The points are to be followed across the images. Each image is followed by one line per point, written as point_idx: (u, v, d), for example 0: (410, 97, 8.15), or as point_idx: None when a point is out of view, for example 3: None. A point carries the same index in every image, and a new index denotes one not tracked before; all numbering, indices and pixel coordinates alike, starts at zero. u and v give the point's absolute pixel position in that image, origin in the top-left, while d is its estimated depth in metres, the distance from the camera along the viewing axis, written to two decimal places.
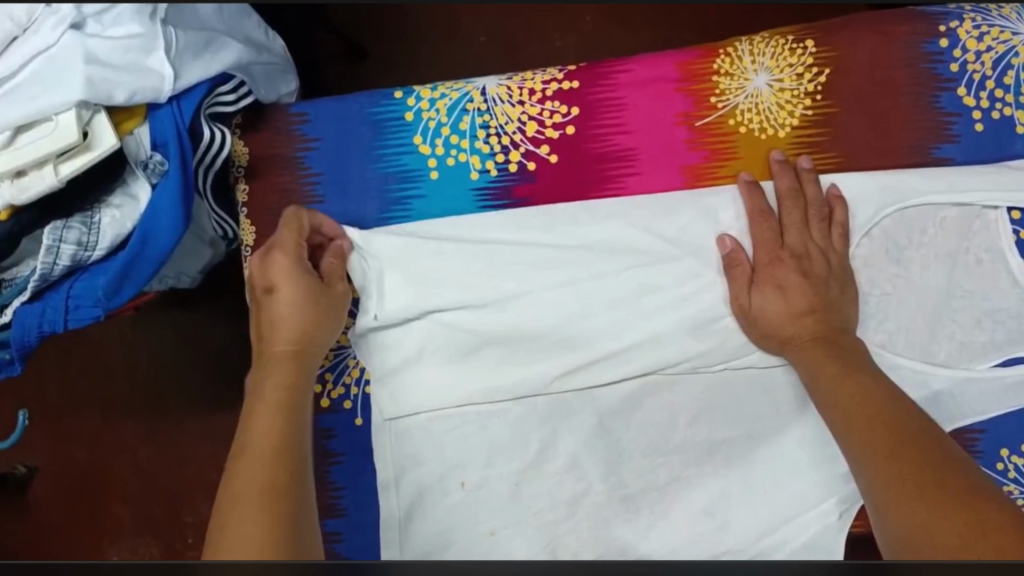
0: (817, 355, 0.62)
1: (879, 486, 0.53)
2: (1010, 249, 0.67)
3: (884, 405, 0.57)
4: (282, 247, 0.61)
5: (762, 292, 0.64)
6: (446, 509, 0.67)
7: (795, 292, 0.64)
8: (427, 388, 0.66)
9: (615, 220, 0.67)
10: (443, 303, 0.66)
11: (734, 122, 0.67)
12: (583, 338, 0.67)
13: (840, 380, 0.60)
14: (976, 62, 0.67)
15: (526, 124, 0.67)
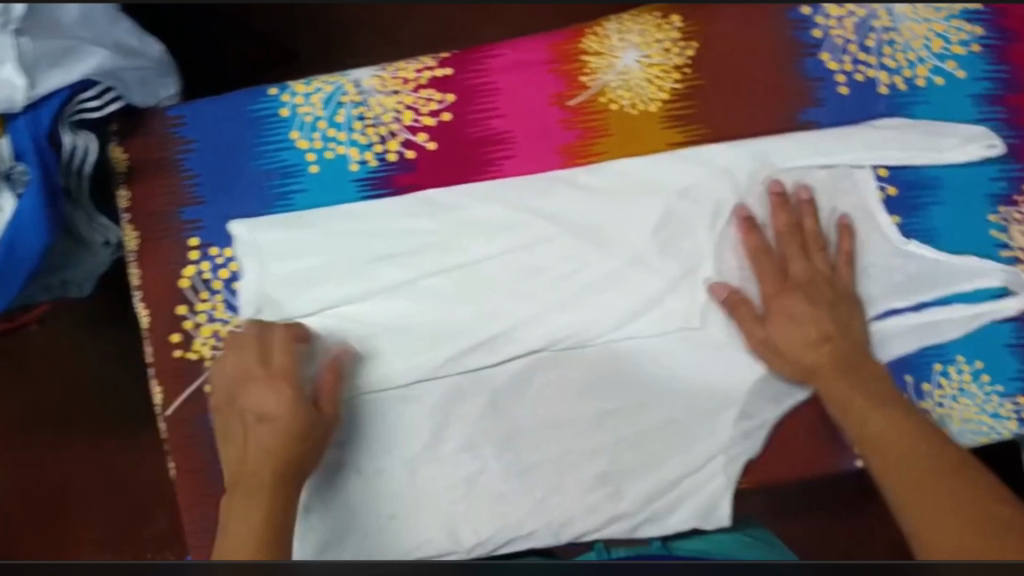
0: (874, 412, 0.65)
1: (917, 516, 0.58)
2: (877, 206, 0.69)
3: (913, 437, 0.63)
4: (280, 380, 0.65)
5: (777, 325, 0.67)
6: (346, 497, 0.68)
7: (834, 348, 0.67)
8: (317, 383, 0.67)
9: (488, 203, 0.67)
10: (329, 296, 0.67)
11: (605, 100, 0.68)
12: (471, 321, 0.68)
13: (879, 431, 0.64)
14: (837, 27, 0.69)
15: (403, 113, 0.68)
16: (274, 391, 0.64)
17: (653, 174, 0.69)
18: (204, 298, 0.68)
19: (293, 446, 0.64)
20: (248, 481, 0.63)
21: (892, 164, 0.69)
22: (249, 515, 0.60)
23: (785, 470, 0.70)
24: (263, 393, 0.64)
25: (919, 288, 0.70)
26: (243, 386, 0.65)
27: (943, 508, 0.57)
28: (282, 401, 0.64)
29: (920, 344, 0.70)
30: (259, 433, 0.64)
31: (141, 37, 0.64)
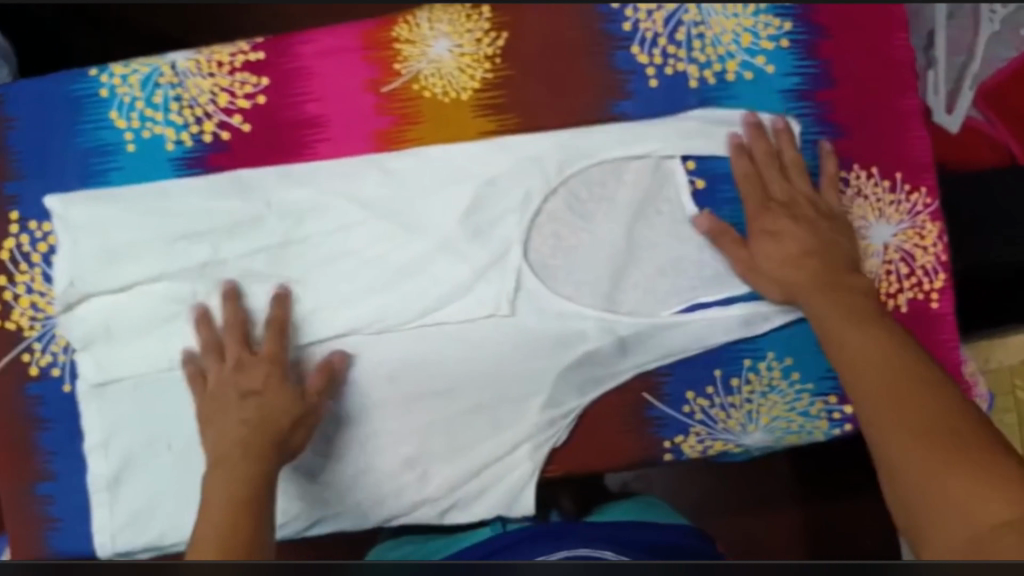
0: (798, 275, 0.67)
1: (881, 437, 0.57)
2: (687, 198, 0.70)
3: (885, 352, 0.61)
4: (285, 379, 0.68)
5: (759, 245, 0.68)
6: (152, 474, 0.69)
7: (802, 242, 0.68)
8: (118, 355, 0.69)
9: (299, 187, 0.69)
10: (139, 273, 0.69)
11: (417, 88, 0.70)
12: (278, 300, 0.70)
13: (845, 338, 0.63)
14: (647, 21, 0.70)
15: (218, 95, 0.70)
16: (275, 388, 0.68)
17: (462, 161, 0.70)
18: (23, 270, 0.70)
19: (286, 433, 0.67)
20: (239, 462, 0.65)
21: (699, 155, 0.70)
22: (231, 488, 0.64)
23: (590, 459, 0.70)
24: (264, 381, 0.68)
25: (725, 281, 0.70)
26: (232, 373, 0.68)
27: (906, 419, 0.57)
28: (289, 397, 0.68)
29: (729, 338, 0.69)
30: (239, 410, 0.67)
31: None
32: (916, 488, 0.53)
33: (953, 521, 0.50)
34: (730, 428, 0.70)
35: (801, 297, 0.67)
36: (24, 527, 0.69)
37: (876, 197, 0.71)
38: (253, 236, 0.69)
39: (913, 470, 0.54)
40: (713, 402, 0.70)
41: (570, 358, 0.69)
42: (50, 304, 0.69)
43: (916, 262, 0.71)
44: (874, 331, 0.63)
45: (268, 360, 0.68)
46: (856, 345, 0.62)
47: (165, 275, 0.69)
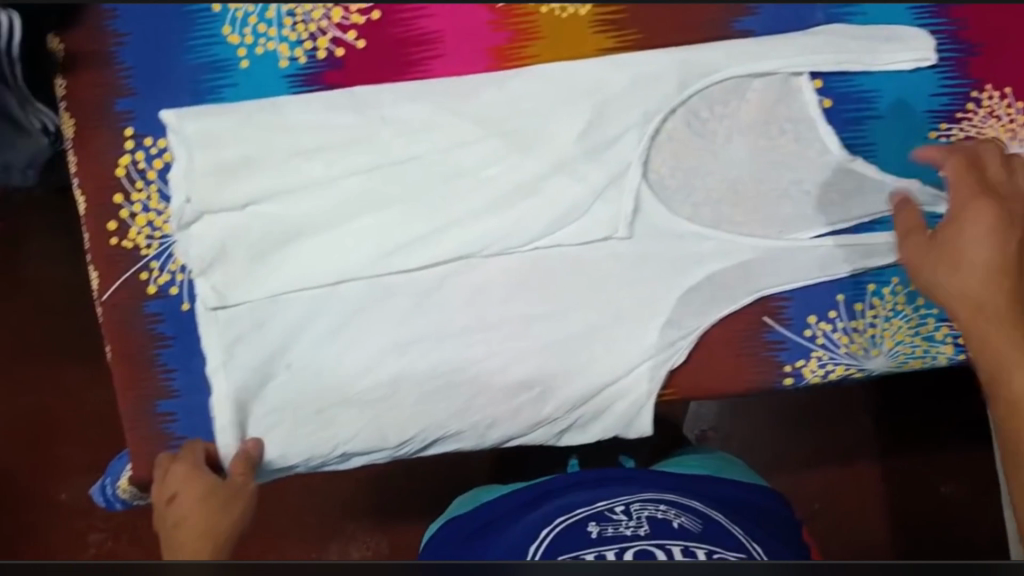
0: (985, 289, 0.63)
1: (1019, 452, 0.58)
2: (819, 118, 0.68)
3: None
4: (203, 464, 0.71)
5: (970, 228, 0.64)
6: (276, 389, 0.71)
7: (1004, 248, 0.63)
8: (236, 278, 0.69)
9: (417, 101, 0.68)
10: (256, 192, 0.68)
11: (535, 3, 0.68)
12: (389, 221, 0.69)
13: (1010, 359, 0.60)
14: None
15: (332, 10, 0.68)
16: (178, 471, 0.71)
17: (581, 79, 0.68)
18: (139, 187, 0.69)
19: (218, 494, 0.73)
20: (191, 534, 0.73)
21: (825, 73, 0.68)
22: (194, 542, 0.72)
23: (707, 384, 0.70)
24: (181, 484, 0.71)
25: (858, 206, 0.68)
26: (159, 482, 0.72)
27: None
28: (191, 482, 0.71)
29: (855, 267, 0.69)
30: (184, 506, 0.72)
31: None
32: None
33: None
34: (853, 353, 0.70)
35: (983, 311, 0.62)
36: (149, 444, 0.71)
37: (1008, 118, 0.68)
38: (367, 154, 0.68)
39: None
40: (837, 326, 0.69)
41: (690, 281, 0.69)
42: (167, 223, 0.69)
43: None
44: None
45: (181, 462, 0.71)
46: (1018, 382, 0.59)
47: (280, 193, 0.68)
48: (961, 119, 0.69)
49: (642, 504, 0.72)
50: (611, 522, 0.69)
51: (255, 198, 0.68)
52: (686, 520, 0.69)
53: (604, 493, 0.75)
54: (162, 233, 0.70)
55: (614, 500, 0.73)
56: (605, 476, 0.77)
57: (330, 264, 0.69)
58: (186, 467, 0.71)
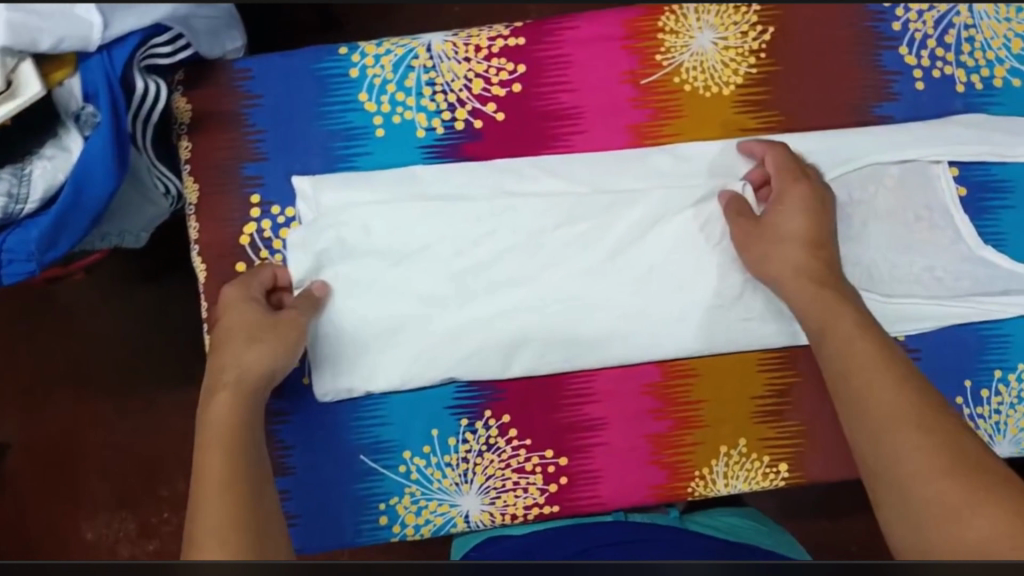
0: (795, 259, 0.63)
1: (881, 414, 0.54)
2: (954, 204, 0.68)
3: (879, 367, 0.57)
4: (289, 326, 0.61)
5: (785, 208, 0.64)
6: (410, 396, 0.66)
7: (818, 224, 0.64)
8: (361, 328, 0.65)
9: (555, 177, 0.66)
10: (380, 251, 0.65)
11: (678, 81, 0.67)
12: (523, 272, 0.66)
13: (851, 354, 0.58)
14: (918, 21, 0.68)
15: (473, 82, 0.66)
16: (239, 317, 0.60)
17: (721, 162, 0.67)
18: (262, 256, 0.67)
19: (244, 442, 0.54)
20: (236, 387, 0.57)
21: (963, 161, 0.68)
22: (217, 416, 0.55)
23: (831, 454, 0.69)
24: (234, 305, 0.61)
25: (991, 291, 0.69)
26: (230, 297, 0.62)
27: (910, 403, 0.54)
28: (233, 404, 0.56)
29: (979, 348, 0.69)
30: (240, 308, 0.61)
31: None
32: (898, 441, 0.53)
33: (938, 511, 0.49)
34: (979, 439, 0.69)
35: (807, 295, 0.62)
36: None
37: None
38: (495, 226, 0.66)
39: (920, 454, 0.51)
40: (964, 412, 0.69)
41: None
42: None
43: None
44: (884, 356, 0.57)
45: (241, 284, 0.62)
46: (878, 395, 0.55)
47: (402, 255, 0.65)
48: None
49: None
50: None
51: (378, 255, 0.65)
52: None
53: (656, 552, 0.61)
54: None
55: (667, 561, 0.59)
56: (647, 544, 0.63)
57: (445, 353, 0.66)
58: (238, 291, 0.62)
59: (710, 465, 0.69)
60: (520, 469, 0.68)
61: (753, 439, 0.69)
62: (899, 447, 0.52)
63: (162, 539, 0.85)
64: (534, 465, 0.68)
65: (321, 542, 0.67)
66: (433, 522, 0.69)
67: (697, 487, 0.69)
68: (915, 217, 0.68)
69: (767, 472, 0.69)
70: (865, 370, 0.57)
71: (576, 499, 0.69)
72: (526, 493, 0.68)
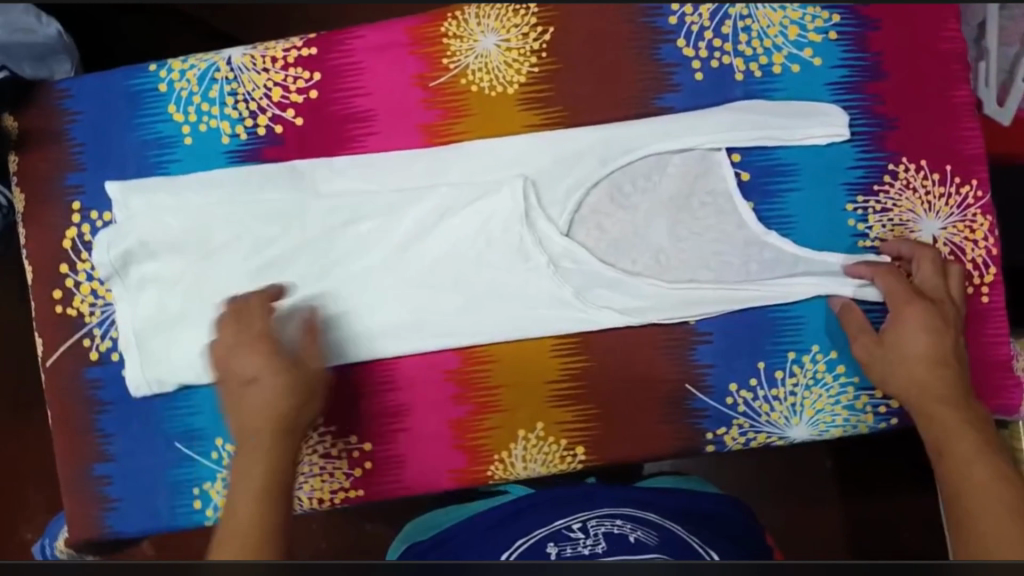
0: (938, 337, 0.66)
1: (971, 504, 0.57)
2: (736, 190, 0.70)
3: (979, 460, 0.60)
4: (317, 372, 0.67)
5: (898, 328, 0.66)
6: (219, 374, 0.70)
7: (937, 344, 0.66)
8: (170, 317, 0.71)
9: (349, 176, 0.71)
10: (185, 249, 0.70)
11: (465, 82, 0.71)
12: (319, 266, 0.71)
13: (954, 442, 0.62)
14: (693, 15, 0.71)
15: (272, 90, 0.71)
16: (270, 382, 0.65)
17: (508, 156, 0.70)
18: (84, 258, 0.72)
19: (271, 442, 0.64)
20: (248, 439, 0.64)
21: (743, 147, 0.70)
22: (255, 466, 0.62)
23: (627, 438, 0.71)
24: (263, 365, 0.66)
25: (778, 271, 0.70)
26: (228, 352, 0.67)
27: (997, 497, 0.57)
28: (258, 455, 0.63)
29: (773, 331, 0.70)
30: (249, 385, 0.66)
31: (39, 17, 0.71)
32: (990, 522, 0.55)
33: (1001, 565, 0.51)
34: (773, 421, 0.70)
35: (924, 393, 0.65)
36: (85, 505, 0.72)
37: (924, 190, 0.70)
38: (284, 228, 0.70)
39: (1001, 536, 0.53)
40: (757, 394, 0.70)
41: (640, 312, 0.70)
42: (109, 291, 0.72)
43: (966, 255, 0.70)
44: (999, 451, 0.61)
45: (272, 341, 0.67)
46: (975, 475, 0.59)
47: (204, 252, 0.70)
48: (878, 191, 0.70)
49: (600, 520, 0.65)
50: (570, 541, 0.62)
51: (183, 252, 0.70)
52: (644, 534, 0.62)
53: (565, 514, 0.68)
54: (105, 302, 0.72)
55: (573, 519, 0.67)
56: (566, 499, 0.71)
57: None
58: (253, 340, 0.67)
59: (509, 449, 0.71)
60: (327, 455, 0.72)
61: (550, 422, 0.71)
62: (987, 531, 0.54)
63: None
64: (340, 450, 0.72)
65: (139, 524, 0.72)
66: None
67: (496, 470, 0.72)
68: (697, 202, 0.70)
69: (563, 455, 0.71)
70: (971, 461, 0.60)
71: (380, 482, 0.72)
72: (332, 477, 0.72)
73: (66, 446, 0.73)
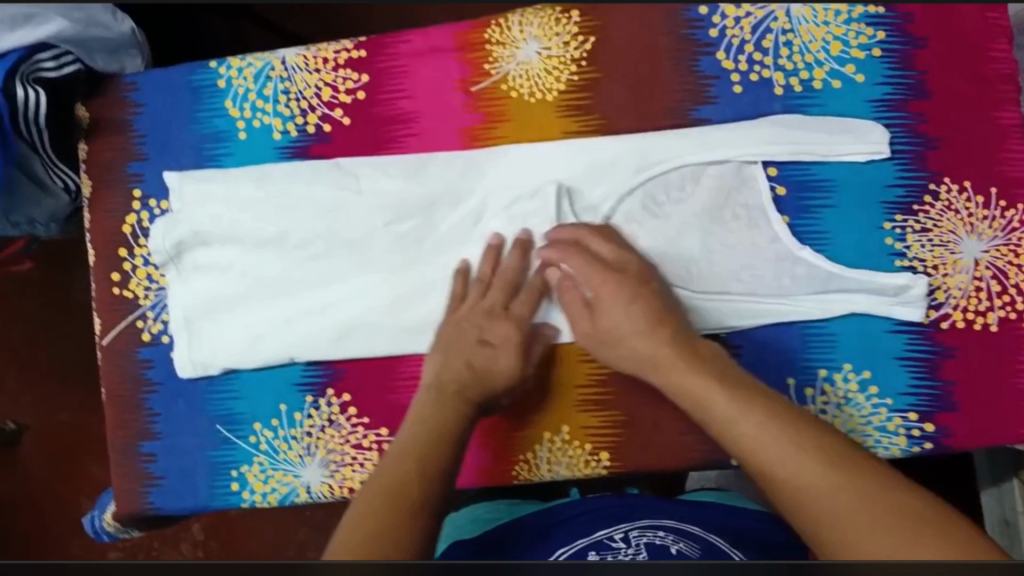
0: (633, 301, 0.67)
1: (777, 462, 0.55)
2: (770, 205, 0.70)
3: (758, 417, 0.58)
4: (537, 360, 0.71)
5: (608, 313, 0.68)
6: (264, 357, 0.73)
7: (646, 309, 0.67)
8: (218, 304, 0.74)
9: (390, 176, 0.73)
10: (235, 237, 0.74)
11: (506, 88, 0.73)
12: (365, 260, 0.73)
13: (720, 407, 0.60)
14: (735, 28, 0.71)
15: (322, 90, 0.74)
16: (464, 340, 0.70)
17: (544, 162, 0.72)
18: (141, 244, 0.76)
19: (468, 404, 0.68)
20: (444, 390, 0.68)
21: (781, 162, 0.70)
22: (429, 419, 0.66)
23: (654, 448, 0.71)
24: (506, 338, 0.70)
25: (812, 286, 0.69)
26: (478, 315, 0.70)
27: (790, 442, 0.56)
28: (444, 413, 0.67)
29: (805, 348, 0.69)
30: (475, 353, 0.69)
31: (114, 15, 0.74)
32: (796, 474, 0.54)
33: (839, 527, 0.50)
34: None
35: (664, 367, 0.65)
36: (130, 480, 0.75)
37: (966, 211, 0.69)
38: (330, 221, 0.73)
39: (819, 495, 0.52)
40: None
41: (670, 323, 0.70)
42: (164, 276, 0.75)
43: (1008, 280, 0.68)
44: (762, 400, 0.60)
45: (513, 320, 0.70)
46: (743, 428, 0.58)
47: (254, 242, 0.74)
48: (918, 211, 0.69)
49: (641, 531, 0.64)
50: (610, 550, 0.62)
51: (232, 241, 0.74)
52: (686, 546, 0.62)
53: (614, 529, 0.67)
54: (158, 287, 0.75)
55: (616, 529, 0.66)
56: (612, 512, 0.69)
57: (291, 333, 0.73)
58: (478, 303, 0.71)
59: (535, 450, 0.72)
60: (358, 444, 0.73)
61: (576, 426, 0.72)
62: (804, 485, 0.53)
63: None
64: (372, 443, 0.73)
65: (179, 502, 0.74)
66: (279, 491, 0.74)
67: (521, 471, 0.72)
68: (732, 215, 0.70)
69: (588, 460, 0.71)
70: (739, 417, 0.59)
71: None
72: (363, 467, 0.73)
73: (115, 422, 0.76)
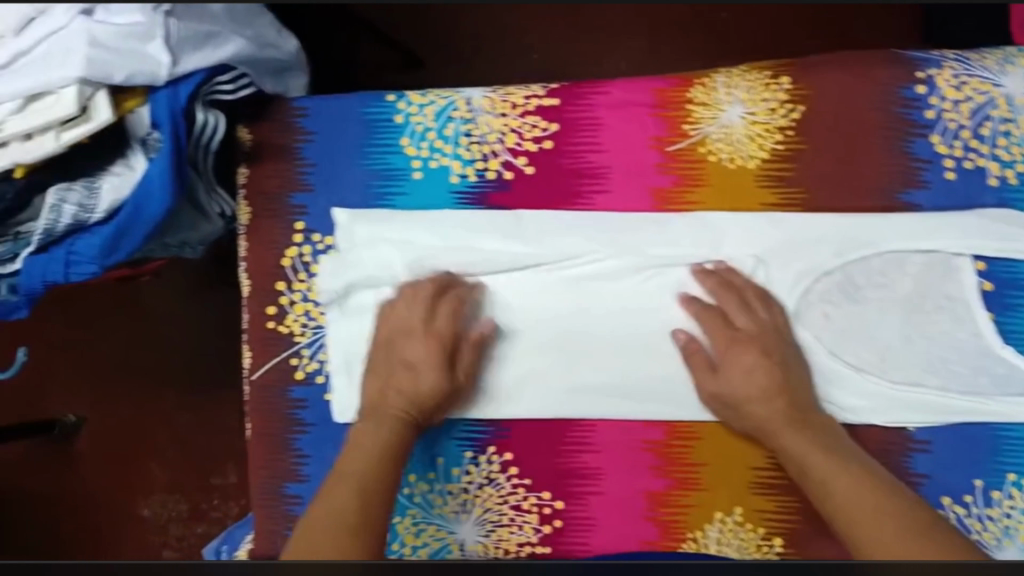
0: (757, 367, 0.66)
1: (856, 513, 0.59)
2: (977, 300, 0.68)
3: (850, 480, 0.62)
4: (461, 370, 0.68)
5: (727, 373, 0.67)
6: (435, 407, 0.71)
7: (768, 374, 0.66)
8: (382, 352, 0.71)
9: (576, 234, 0.70)
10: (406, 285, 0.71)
11: (704, 151, 0.69)
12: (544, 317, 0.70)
13: (823, 470, 0.63)
14: (952, 111, 0.68)
15: (507, 135, 0.71)
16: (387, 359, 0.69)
17: (739, 232, 0.69)
18: (301, 278, 0.72)
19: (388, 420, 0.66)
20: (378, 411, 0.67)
21: (990, 256, 0.68)
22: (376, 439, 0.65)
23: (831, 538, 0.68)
24: (416, 352, 0.68)
25: (1011, 387, 0.67)
26: (400, 335, 0.69)
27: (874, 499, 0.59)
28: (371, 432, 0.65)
29: (996, 450, 0.67)
30: (402, 376, 0.68)
31: (279, 30, 0.69)
32: (868, 519, 0.58)
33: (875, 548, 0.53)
34: (985, 541, 0.67)
35: (765, 431, 0.66)
36: (272, 522, 0.72)
37: None
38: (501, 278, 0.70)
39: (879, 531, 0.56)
40: (971, 511, 0.67)
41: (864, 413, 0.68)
42: (323, 315, 0.72)
43: None
44: (853, 463, 0.63)
45: (437, 334, 0.68)
46: (835, 486, 0.62)
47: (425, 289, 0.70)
48: None
49: None
50: None
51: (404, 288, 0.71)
52: None
53: None
54: (316, 326, 0.72)
55: None
56: None
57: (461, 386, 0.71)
58: (402, 324, 0.69)
59: (703, 529, 0.70)
60: (517, 506, 0.71)
61: (748, 509, 0.70)
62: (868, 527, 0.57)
63: (207, 522, 0.99)
64: (531, 505, 0.71)
65: None
66: (431, 546, 0.71)
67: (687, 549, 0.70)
68: (933, 306, 0.68)
69: (760, 544, 0.70)
70: (836, 475, 0.62)
71: (570, 544, 0.71)
72: (520, 530, 0.71)
73: (257, 461, 0.73)
